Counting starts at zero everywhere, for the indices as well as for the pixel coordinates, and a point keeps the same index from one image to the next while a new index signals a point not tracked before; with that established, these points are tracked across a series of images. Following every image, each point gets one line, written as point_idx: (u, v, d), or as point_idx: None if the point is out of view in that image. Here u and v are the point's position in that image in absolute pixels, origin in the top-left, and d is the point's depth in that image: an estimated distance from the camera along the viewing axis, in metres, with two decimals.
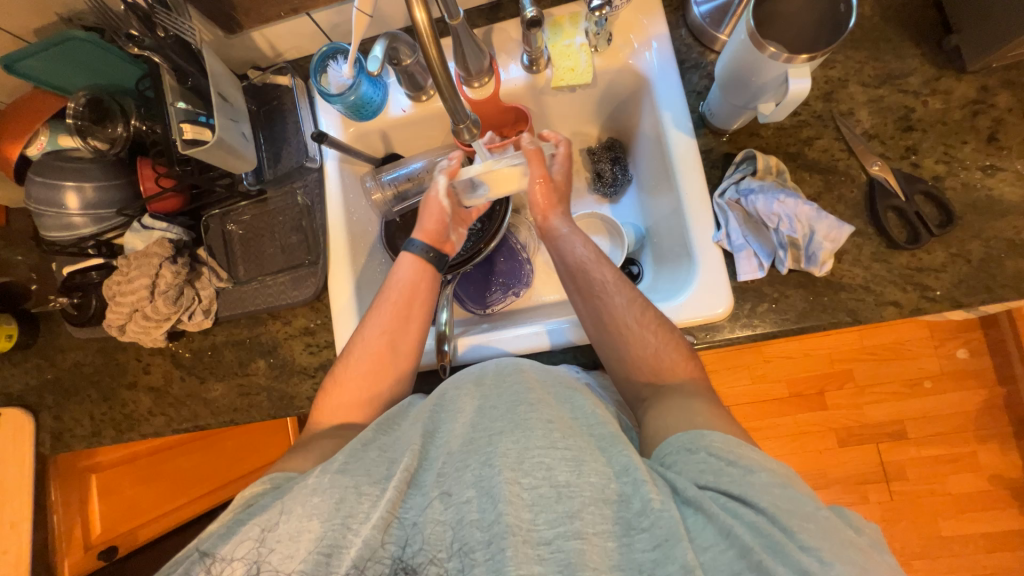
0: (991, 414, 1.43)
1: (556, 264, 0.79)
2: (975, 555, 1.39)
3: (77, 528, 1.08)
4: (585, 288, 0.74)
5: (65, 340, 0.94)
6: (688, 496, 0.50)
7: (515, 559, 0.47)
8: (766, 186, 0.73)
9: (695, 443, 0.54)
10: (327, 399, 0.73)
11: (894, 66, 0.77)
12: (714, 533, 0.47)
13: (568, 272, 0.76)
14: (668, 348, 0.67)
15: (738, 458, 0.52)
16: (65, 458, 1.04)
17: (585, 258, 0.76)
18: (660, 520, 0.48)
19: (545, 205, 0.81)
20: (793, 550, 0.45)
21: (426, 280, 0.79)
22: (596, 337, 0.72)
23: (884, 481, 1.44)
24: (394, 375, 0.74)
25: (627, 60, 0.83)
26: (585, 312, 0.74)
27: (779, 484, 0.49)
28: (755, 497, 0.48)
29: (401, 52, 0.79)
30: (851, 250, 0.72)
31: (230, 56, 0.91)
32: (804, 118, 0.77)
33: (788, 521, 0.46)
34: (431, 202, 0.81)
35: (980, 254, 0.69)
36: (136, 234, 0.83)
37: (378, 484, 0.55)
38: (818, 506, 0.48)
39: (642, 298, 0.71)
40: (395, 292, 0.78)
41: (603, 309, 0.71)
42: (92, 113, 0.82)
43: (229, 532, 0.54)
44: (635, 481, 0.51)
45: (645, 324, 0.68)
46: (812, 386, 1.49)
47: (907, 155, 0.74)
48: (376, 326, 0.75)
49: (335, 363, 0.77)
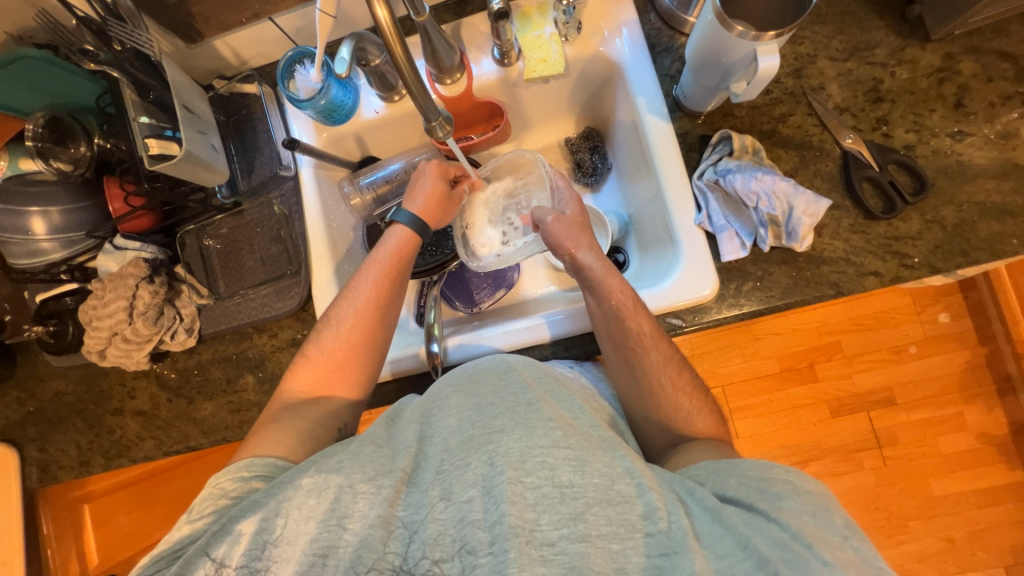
0: (974, 375, 1.47)
1: (589, 306, 0.74)
2: (968, 512, 1.43)
3: (72, 560, 1.10)
4: (619, 338, 0.69)
5: (44, 369, 0.92)
6: (707, 505, 0.51)
7: (518, 561, 0.47)
8: (743, 166, 0.73)
9: (727, 470, 0.55)
10: (304, 371, 0.72)
11: (860, 38, 0.78)
12: (731, 543, 0.48)
13: (603, 316, 0.71)
14: (701, 413, 0.67)
15: (768, 486, 0.53)
16: (54, 490, 1.02)
17: (622, 308, 0.69)
18: (671, 532, 0.49)
19: (573, 246, 0.75)
20: (818, 567, 0.45)
21: (411, 247, 0.79)
22: (624, 389, 0.71)
23: (877, 447, 1.47)
24: (377, 322, 0.74)
25: (598, 47, 0.83)
26: (617, 361, 0.70)
27: (809, 513, 0.50)
28: (782, 517, 0.49)
29: (369, 52, 0.77)
30: (830, 224, 0.73)
31: (195, 67, 0.89)
32: (777, 96, 0.78)
33: (811, 538, 0.47)
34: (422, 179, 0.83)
35: (953, 219, 0.71)
36: (109, 255, 0.81)
37: (374, 481, 0.55)
38: (847, 536, 0.49)
39: (677, 356, 0.69)
40: (383, 254, 0.77)
41: (637, 364, 0.69)
42: (53, 135, 0.80)
43: (223, 531, 0.53)
44: (641, 485, 0.52)
45: (681, 388, 0.67)
46: (801, 360, 1.51)
47: (878, 126, 0.75)
48: (364, 295, 0.74)
49: (314, 329, 0.75)
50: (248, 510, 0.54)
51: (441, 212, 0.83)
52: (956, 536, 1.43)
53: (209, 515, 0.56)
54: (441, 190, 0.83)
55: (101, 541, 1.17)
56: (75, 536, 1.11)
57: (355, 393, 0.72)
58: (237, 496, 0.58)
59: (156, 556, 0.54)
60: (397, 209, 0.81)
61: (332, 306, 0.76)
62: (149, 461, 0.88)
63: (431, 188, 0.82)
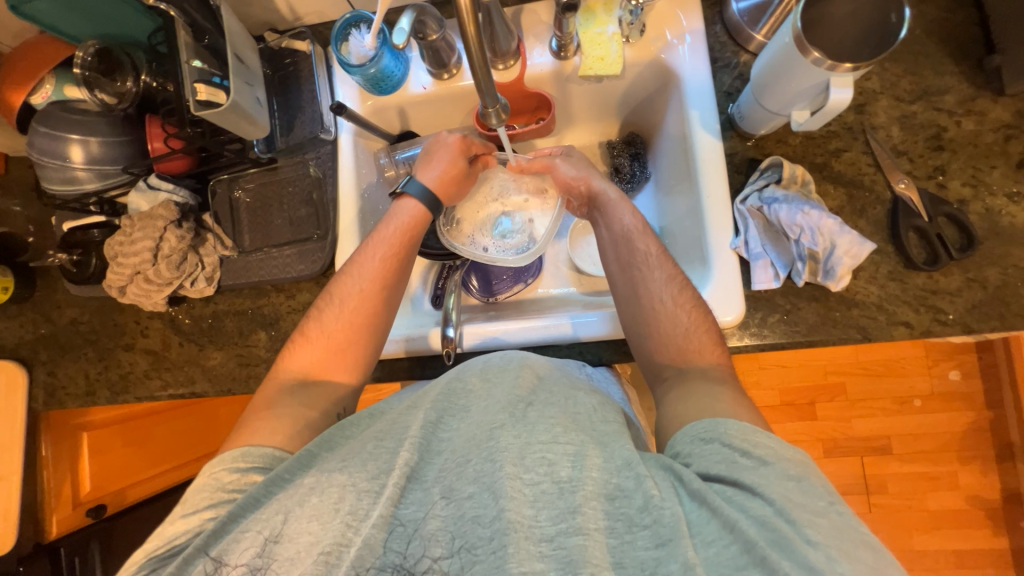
0: (977, 436, 1.45)
1: (600, 234, 0.78)
2: (946, 570, 1.43)
3: (66, 484, 1.08)
4: (626, 259, 0.73)
5: (63, 296, 0.93)
6: (693, 489, 0.50)
7: (517, 556, 0.47)
8: (790, 197, 0.71)
9: (710, 433, 0.55)
10: (301, 352, 0.71)
11: (930, 82, 0.75)
12: (717, 527, 0.48)
13: (612, 241, 0.75)
14: (697, 330, 0.66)
15: (751, 448, 0.52)
16: (57, 414, 1.04)
17: (631, 228, 0.74)
18: (663, 518, 0.48)
19: (587, 175, 0.81)
20: (801, 546, 0.44)
21: (421, 225, 0.78)
22: (626, 316, 0.71)
23: (865, 493, 1.47)
24: (381, 299, 0.73)
25: (659, 53, 0.81)
26: (622, 287, 0.72)
27: (795, 478, 0.50)
28: (765, 490, 0.49)
29: (428, 26, 0.76)
30: (868, 267, 0.72)
31: (249, 16, 0.88)
32: (834, 128, 0.76)
33: (796, 515, 0.47)
34: (440, 155, 0.81)
35: (996, 281, 0.69)
36: (141, 194, 0.81)
37: (375, 480, 0.54)
38: (832, 500, 0.49)
39: (682, 277, 0.70)
40: (393, 230, 0.77)
41: (642, 282, 0.71)
42: (101, 65, 0.79)
43: (225, 525, 0.54)
44: (637, 476, 0.51)
45: (681, 303, 0.67)
46: (803, 396, 1.50)
47: (934, 174, 0.73)
48: (370, 274, 0.74)
49: (312, 312, 0.74)
50: (250, 508, 0.55)
51: (454, 189, 0.82)
52: None
53: (209, 510, 0.57)
54: (459, 168, 0.82)
55: (96, 473, 1.16)
56: (73, 464, 1.10)
57: (352, 377, 0.71)
58: (234, 489, 0.58)
59: (153, 554, 0.55)
60: (410, 180, 0.80)
61: (334, 284, 0.75)
62: (153, 400, 0.89)
63: (450, 163, 0.81)
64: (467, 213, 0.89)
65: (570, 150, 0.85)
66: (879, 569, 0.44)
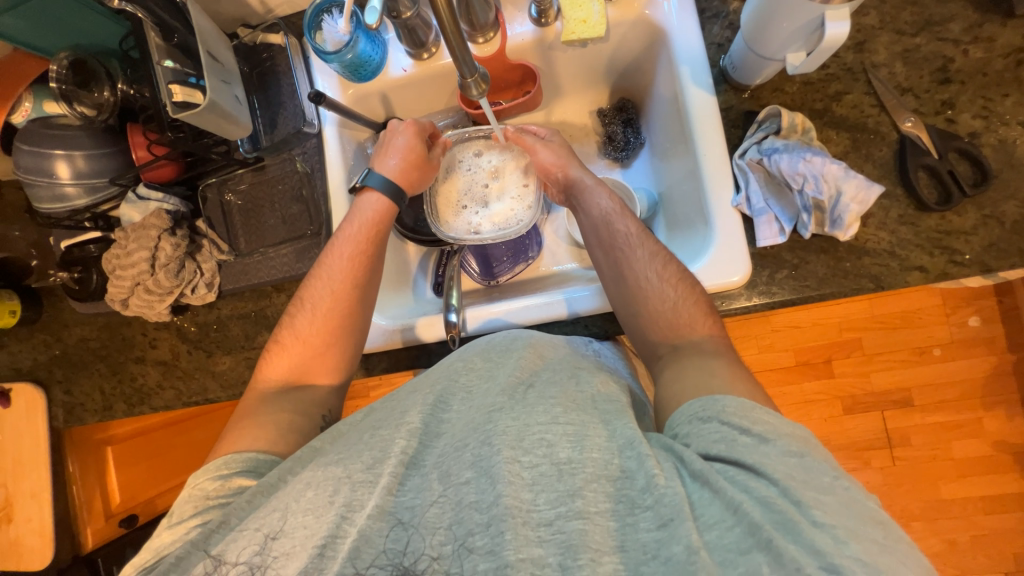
0: (1000, 381, 1.42)
1: (580, 220, 0.77)
2: (974, 517, 1.41)
3: (97, 500, 1.12)
4: (608, 241, 0.72)
5: (70, 315, 0.93)
6: (695, 471, 0.49)
7: (514, 542, 0.47)
8: (791, 146, 0.69)
9: (708, 412, 0.53)
10: (278, 359, 0.71)
11: (933, 11, 0.71)
12: (719, 508, 0.46)
13: (592, 227, 0.74)
14: (688, 301, 0.65)
15: (752, 427, 0.50)
16: (80, 431, 1.06)
17: (609, 211, 0.73)
18: (665, 499, 0.47)
19: (565, 163, 0.79)
20: (808, 529, 0.43)
21: (382, 215, 0.77)
22: (615, 296, 0.70)
23: (888, 447, 1.45)
24: (357, 295, 0.73)
25: (643, 9, 0.78)
26: (607, 268, 0.71)
27: (796, 454, 0.48)
28: (769, 469, 0.47)
29: (401, 3, 0.74)
30: (877, 214, 0.69)
31: (221, 13, 0.87)
32: (833, 71, 0.73)
33: (801, 495, 0.45)
34: (394, 144, 0.79)
35: (1014, 215, 0.66)
36: (132, 205, 0.81)
37: (371, 469, 0.53)
38: (838, 478, 0.47)
39: (664, 252, 0.69)
40: (354, 227, 0.75)
41: (626, 262, 0.69)
42: (76, 77, 0.79)
43: (222, 527, 0.53)
44: (639, 456, 0.50)
45: (668, 278, 0.66)
46: (818, 355, 1.48)
47: (942, 110, 0.69)
48: (339, 273, 0.73)
49: (284, 322, 0.73)
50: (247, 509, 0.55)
51: (416, 175, 0.80)
52: (959, 540, 1.42)
53: (193, 518, 0.56)
54: (418, 151, 0.80)
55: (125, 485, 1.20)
56: (100, 477, 1.13)
57: (333, 378, 0.72)
58: (219, 495, 0.57)
59: (143, 564, 0.54)
60: (369, 173, 0.78)
61: (304, 288, 0.74)
62: (168, 410, 0.90)
63: (407, 148, 0.79)
64: (445, 197, 0.86)
65: (553, 136, 0.83)
66: (888, 547, 0.43)
